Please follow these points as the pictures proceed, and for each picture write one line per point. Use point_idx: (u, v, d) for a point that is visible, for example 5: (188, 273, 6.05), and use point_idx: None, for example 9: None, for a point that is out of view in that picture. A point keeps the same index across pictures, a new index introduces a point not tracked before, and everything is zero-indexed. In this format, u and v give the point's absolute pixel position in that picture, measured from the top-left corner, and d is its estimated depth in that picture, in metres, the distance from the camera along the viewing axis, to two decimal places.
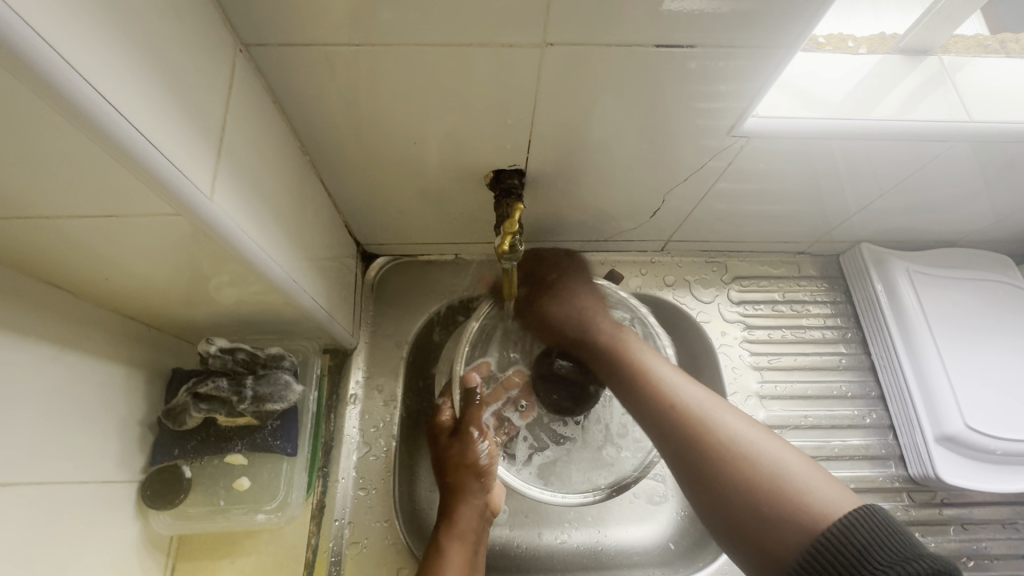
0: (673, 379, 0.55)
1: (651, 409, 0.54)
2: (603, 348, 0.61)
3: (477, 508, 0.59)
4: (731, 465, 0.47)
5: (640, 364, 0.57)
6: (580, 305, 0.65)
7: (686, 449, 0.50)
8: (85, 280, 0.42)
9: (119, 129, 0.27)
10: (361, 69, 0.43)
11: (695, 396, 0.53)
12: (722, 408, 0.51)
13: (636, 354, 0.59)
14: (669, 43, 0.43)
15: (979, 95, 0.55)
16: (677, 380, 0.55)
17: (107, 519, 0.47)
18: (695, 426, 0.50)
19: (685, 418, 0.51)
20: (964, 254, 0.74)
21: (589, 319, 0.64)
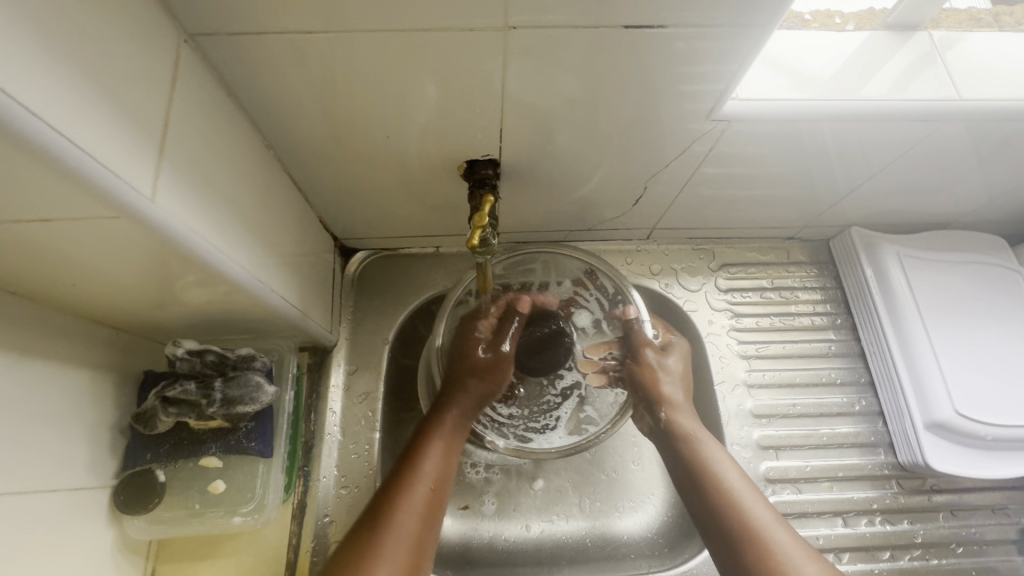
0: (743, 488, 0.53)
1: (717, 516, 0.52)
2: (677, 434, 0.58)
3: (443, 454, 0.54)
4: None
5: (710, 465, 0.54)
6: (661, 359, 0.61)
7: (711, 504, 0.52)
8: (41, 285, 0.41)
9: (37, 131, 0.25)
10: (317, 58, 0.41)
11: (763, 515, 0.50)
12: (791, 534, 0.49)
13: (710, 453, 0.55)
14: (639, 24, 0.41)
15: (971, 72, 0.53)
16: (748, 493, 0.52)
17: (79, 526, 0.46)
18: (726, 492, 0.52)
19: (754, 537, 0.49)
20: (956, 236, 0.73)
21: (661, 380, 0.60)
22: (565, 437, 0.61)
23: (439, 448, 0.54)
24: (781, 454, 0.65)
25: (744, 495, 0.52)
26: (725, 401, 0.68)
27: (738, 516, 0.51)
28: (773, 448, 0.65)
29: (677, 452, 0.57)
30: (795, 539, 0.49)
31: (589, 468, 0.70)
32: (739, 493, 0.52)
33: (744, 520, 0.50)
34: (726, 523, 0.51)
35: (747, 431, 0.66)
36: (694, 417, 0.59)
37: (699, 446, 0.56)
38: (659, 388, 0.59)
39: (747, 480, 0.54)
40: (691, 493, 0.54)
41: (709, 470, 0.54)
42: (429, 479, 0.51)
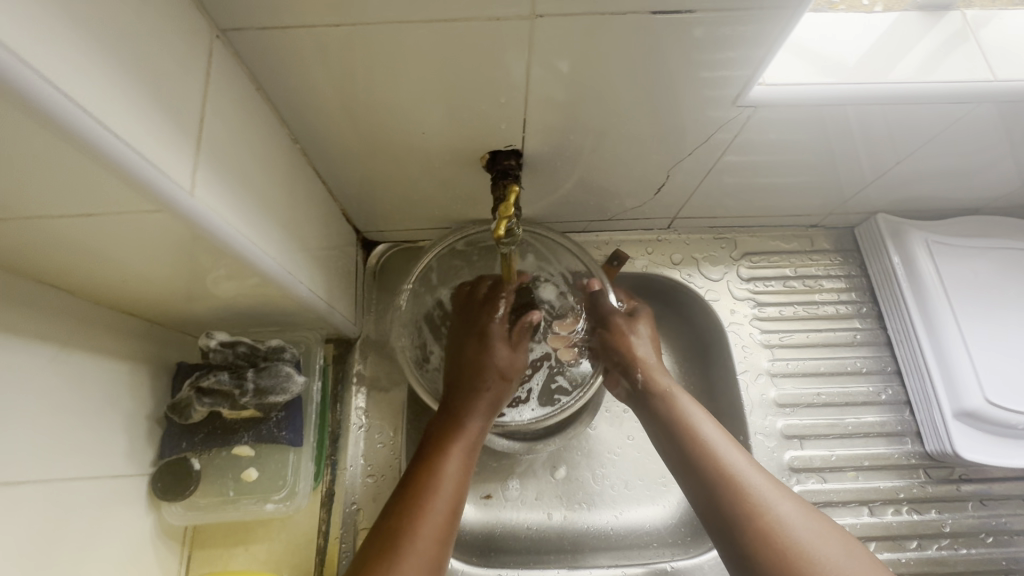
0: (716, 436, 0.52)
1: (696, 468, 0.50)
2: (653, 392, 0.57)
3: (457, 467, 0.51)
4: (777, 540, 0.43)
5: (687, 419, 0.54)
6: (629, 326, 0.63)
7: (684, 454, 0.52)
8: (82, 280, 0.42)
9: (84, 127, 0.26)
10: (343, 52, 0.42)
11: (740, 462, 0.49)
12: (769, 480, 0.48)
13: (684, 406, 0.55)
14: (666, 9, 0.40)
15: (1007, 53, 0.52)
16: (723, 442, 0.51)
17: (120, 512, 0.48)
18: (697, 439, 0.52)
19: (734, 485, 0.47)
20: (987, 222, 0.71)
21: (631, 343, 0.61)
22: (540, 408, 0.63)
23: (454, 457, 0.52)
24: (806, 444, 0.65)
25: (720, 442, 0.51)
26: (747, 390, 0.67)
27: (716, 465, 0.49)
28: (798, 438, 0.65)
29: (655, 409, 0.56)
30: (776, 485, 0.48)
31: (611, 459, 0.70)
32: (715, 442, 0.51)
33: (716, 464, 0.49)
34: (704, 473, 0.49)
35: (770, 420, 0.66)
36: (666, 375, 0.59)
37: (676, 401, 0.56)
38: (633, 353, 0.60)
39: (722, 431, 0.53)
40: (669, 450, 0.53)
41: (683, 422, 0.53)
42: (452, 480, 0.50)
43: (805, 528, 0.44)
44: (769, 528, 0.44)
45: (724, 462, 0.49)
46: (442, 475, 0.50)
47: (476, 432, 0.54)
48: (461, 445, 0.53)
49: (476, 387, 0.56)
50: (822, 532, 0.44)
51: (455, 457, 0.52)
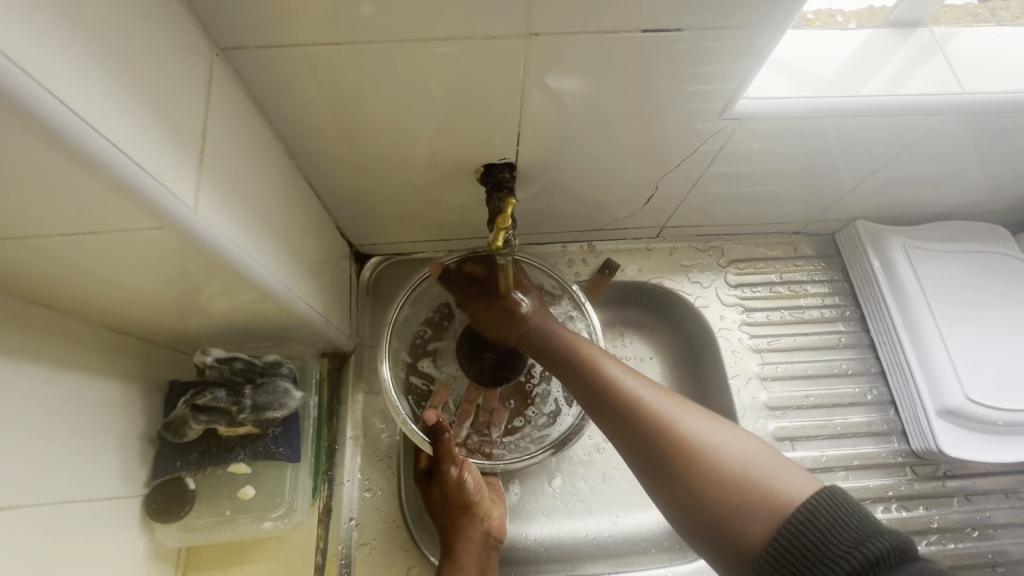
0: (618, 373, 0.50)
1: (593, 395, 0.50)
2: (581, 364, 0.53)
3: None
4: (669, 430, 0.44)
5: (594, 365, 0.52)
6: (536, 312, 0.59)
7: (592, 394, 0.50)
8: (77, 298, 0.41)
9: (93, 145, 0.26)
10: (339, 70, 0.42)
11: (701, 427, 0.43)
12: (669, 398, 0.47)
13: (557, 333, 0.57)
14: (656, 28, 0.42)
15: (971, 66, 0.55)
16: (628, 378, 0.49)
17: (113, 535, 0.47)
18: (576, 361, 0.53)
19: (629, 407, 0.47)
20: (959, 226, 0.74)
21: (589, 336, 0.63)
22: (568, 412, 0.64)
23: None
24: (797, 445, 0.66)
25: (614, 370, 0.50)
26: (739, 395, 0.69)
27: (649, 417, 0.45)
28: (789, 439, 0.66)
29: (578, 376, 0.52)
30: (673, 400, 0.46)
31: (606, 469, 0.71)
32: (628, 388, 0.48)
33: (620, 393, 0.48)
34: (637, 432, 0.45)
35: (762, 423, 0.67)
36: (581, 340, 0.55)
37: (596, 361, 0.52)
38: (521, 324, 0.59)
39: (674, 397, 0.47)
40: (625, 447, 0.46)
41: (618, 390, 0.49)
42: None
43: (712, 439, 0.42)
44: (654, 418, 0.45)
45: (604, 385, 0.50)
46: None
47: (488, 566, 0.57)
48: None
49: (462, 528, 0.57)
50: (729, 435, 0.42)
51: None
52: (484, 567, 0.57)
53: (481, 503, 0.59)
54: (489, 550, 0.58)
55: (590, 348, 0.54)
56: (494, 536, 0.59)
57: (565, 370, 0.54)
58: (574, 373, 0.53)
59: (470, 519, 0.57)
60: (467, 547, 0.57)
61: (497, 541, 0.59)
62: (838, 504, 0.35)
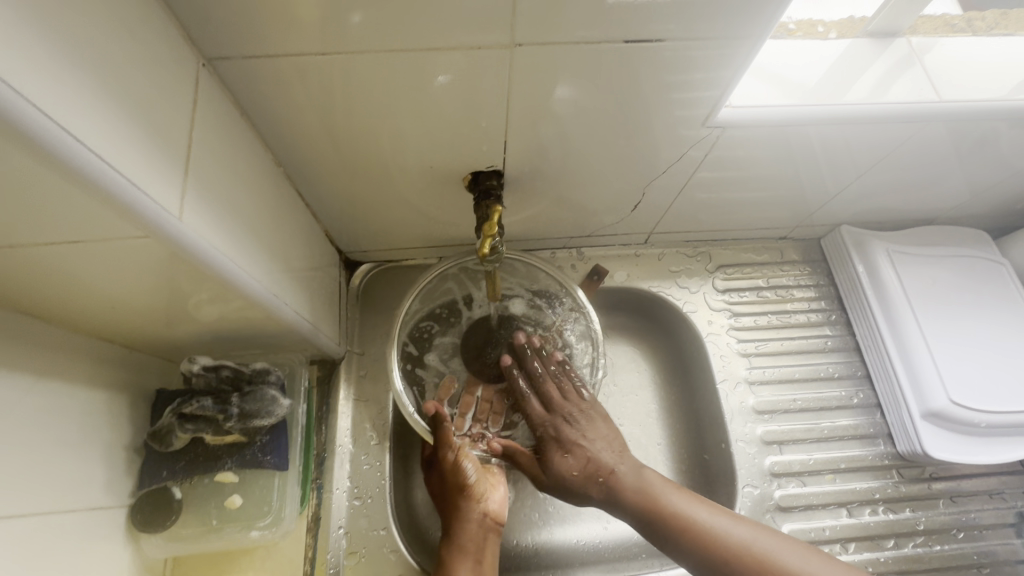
0: (695, 508, 0.54)
1: (680, 540, 0.53)
2: (671, 525, 0.54)
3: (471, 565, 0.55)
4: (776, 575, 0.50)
5: (670, 504, 0.55)
6: (558, 412, 0.61)
7: (680, 541, 0.53)
8: (61, 307, 0.41)
9: (74, 155, 0.26)
10: (324, 79, 0.43)
11: (800, 561, 0.50)
12: (755, 532, 0.53)
13: (621, 481, 0.57)
14: (639, 38, 0.43)
15: (948, 76, 0.56)
16: (706, 513, 0.54)
17: (98, 546, 0.46)
18: (653, 508, 0.55)
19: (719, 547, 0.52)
20: (940, 231, 0.75)
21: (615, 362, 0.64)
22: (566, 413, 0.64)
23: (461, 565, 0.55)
24: (785, 449, 0.67)
25: (695, 510, 0.54)
26: (727, 399, 0.69)
27: (753, 561, 0.51)
28: (777, 443, 0.67)
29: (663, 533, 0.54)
30: (767, 535, 0.53)
31: None
32: (714, 528, 0.53)
33: (717, 546, 0.52)
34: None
35: (751, 427, 0.68)
36: (642, 474, 0.58)
37: (671, 505, 0.55)
38: (565, 463, 0.59)
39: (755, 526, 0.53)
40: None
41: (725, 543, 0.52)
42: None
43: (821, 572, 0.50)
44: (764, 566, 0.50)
45: (694, 527, 0.53)
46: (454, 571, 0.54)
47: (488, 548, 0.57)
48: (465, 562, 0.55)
49: (459, 510, 0.57)
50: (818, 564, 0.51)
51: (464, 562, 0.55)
52: (482, 548, 0.57)
53: (479, 487, 0.60)
54: (488, 536, 0.58)
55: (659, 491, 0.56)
56: (493, 518, 0.59)
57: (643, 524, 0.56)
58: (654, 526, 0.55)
59: (467, 501, 0.58)
60: (467, 528, 0.57)
61: (496, 524, 0.59)
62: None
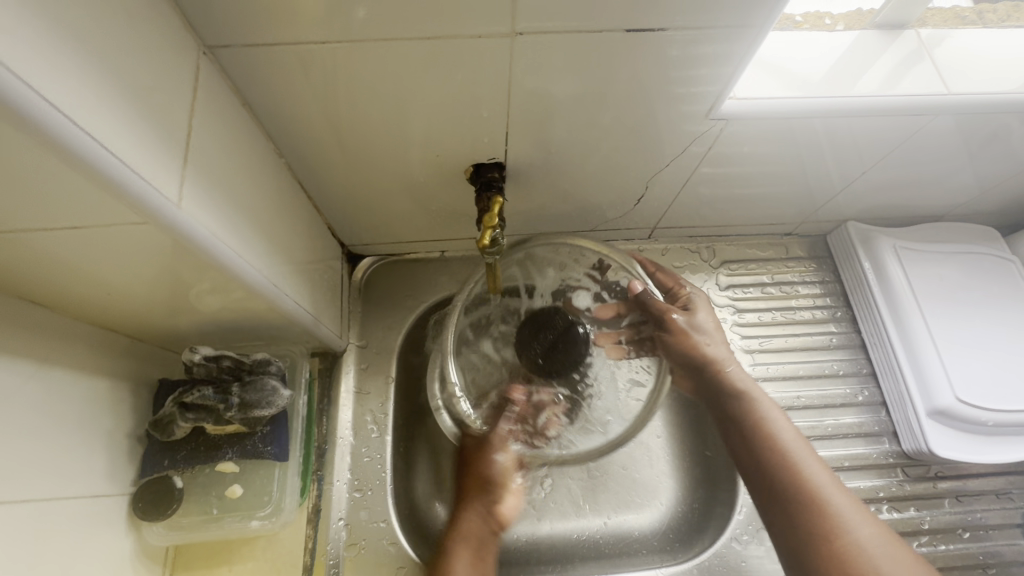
0: (792, 439, 0.54)
1: (752, 452, 0.55)
2: (767, 444, 0.54)
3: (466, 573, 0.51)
4: (825, 519, 0.48)
5: (766, 426, 0.55)
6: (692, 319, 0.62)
7: (750, 448, 0.55)
8: (64, 295, 0.41)
9: (72, 137, 0.26)
10: (324, 68, 0.43)
11: (865, 534, 0.46)
12: (839, 486, 0.50)
13: (757, 400, 0.58)
14: (641, 27, 0.42)
15: (958, 68, 0.55)
16: (809, 459, 0.52)
17: (100, 533, 0.47)
18: (767, 432, 0.55)
19: (796, 474, 0.51)
20: (949, 228, 0.74)
21: (698, 341, 0.61)
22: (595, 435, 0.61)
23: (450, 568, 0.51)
24: None
25: (792, 438, 0.54)
26: None
27: (816, 511, 0.48)
28: None
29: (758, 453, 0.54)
30: (845, 495, 0.49)
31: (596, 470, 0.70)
32: (803, 461, 0.52)
33: (794, 473, 0.51)
34: (795, 515, 0.49)
35: None
36: (766, 400, 0.57)
37: (779, 434, 0.54)
38: (697, 353, 0.61)
39: (835, 478, 0.51)
40: (786, 526, 0.49)
41: (795, 474, 0.51)
42: None
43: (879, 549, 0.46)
44: (811, 502, 0.49)
45: (782, 446, 0.53)
46: (445, 568, 0.51)
47: (488, 551, 0.54)
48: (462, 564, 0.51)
49: (468, 495, 0.56)
50: (885, 545, 0.46)
51: (461, 557, 0.52)
52: (482, 543, 0.54)
53: (505, 479, 0.57)
54: (489, 536, 0.55)
55: (768, 409, 0.57)
56: (501, 520, 0.56)
57: (794, 478, 0.51)
58: (817, 491, 0.49)
59: (480, 493, 0.56)
60: (468, 518, 0.55)
61: (502, 527, 0.56)
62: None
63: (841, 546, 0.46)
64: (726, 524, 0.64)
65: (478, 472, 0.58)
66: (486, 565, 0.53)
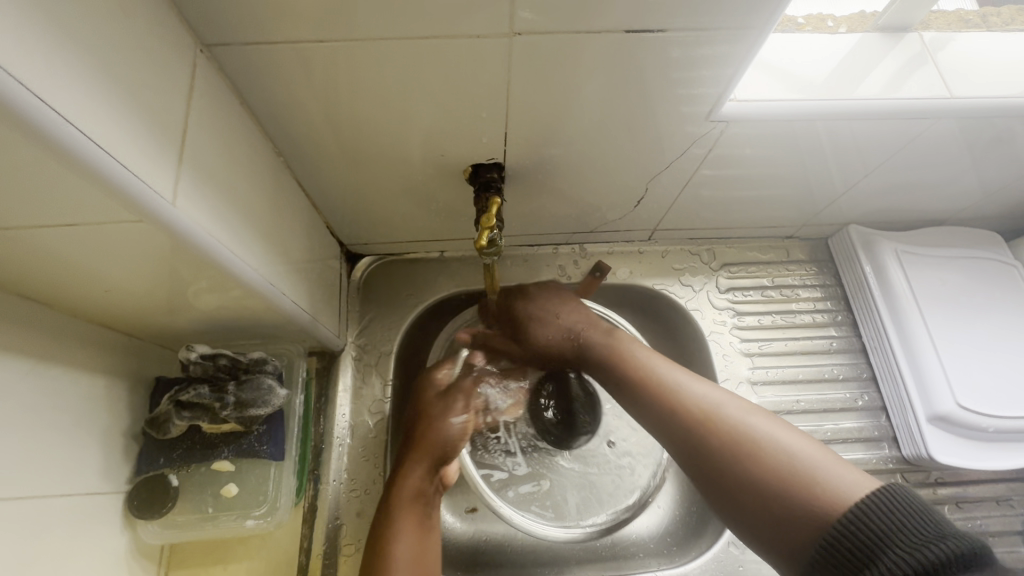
0: (675, 377, 0.52)
1: (633, 390, 0.54)
2: (630, 379, 0.54)
3: (416, 522, 0.53)
4: (724, 437, 0.45)
5: (643, 365, 0.54)
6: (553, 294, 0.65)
7: (637, 386, 0.53)
8: (60, 293, 0.41)
9: (66, 135, 0.26)
10: (323, 68, 0.43)
11: (772, 430, 0.44)
12: (742, 403, 0.47)
13: (633, 350, 0.57)
14: (642, 28, 0.42)
15: (961, 71, 0.55)
16: (710, 392, 0.49)
17: (95, 531, 0.47)
18: (647, 377, 0.53)
19: (682, 409, 0.49)
20: (951, 232, 0.74)
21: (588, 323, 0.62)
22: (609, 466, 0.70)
23: (399, 527, 0.52)
24: None
25: (668, 370, 0.53)
26: None
27: (712, 432, 0.46)
28: None
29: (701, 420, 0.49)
30: (750, 411, 0.46)
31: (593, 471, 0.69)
32: (685, 390, 0.50)
33: (687, 410, 0.48)
34: (703, 447, 0.46)
35: None
36: (642, 345, 0.57)
37: (655, 371, 0.53)
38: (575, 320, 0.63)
39: (754, 409, 0.47)
40: (704, 466, 0.45)
41: (699, 411, 0.48)
42: (407, 539, 0.52)
43: (796, 448, 0.42)
44: (714, 427, 0.46)
45: (687, 395, 0.50)
46: (394, 538, 0.51)
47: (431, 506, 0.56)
48: (409, 518, 0.53)
49: (404, 458, 0.57)
50: (812, 452, 0.42)
51: (407, 524, 0.53)
52: (426, 504, 0.55)
53: (456, 441, 0.59)
54: (427, 490, 0.56)
55: (639, 352, 0.56)
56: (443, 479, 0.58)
57: (696, 431, 0.47)
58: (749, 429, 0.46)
59: (441, 450, 0.58)
60: (407, 482, 0.55)
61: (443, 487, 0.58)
62: (902, 502, 0.36)
63: (744, 446, 0.44)
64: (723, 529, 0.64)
65: (431, 431, 0.58)
66: (430, 524, 0.55)
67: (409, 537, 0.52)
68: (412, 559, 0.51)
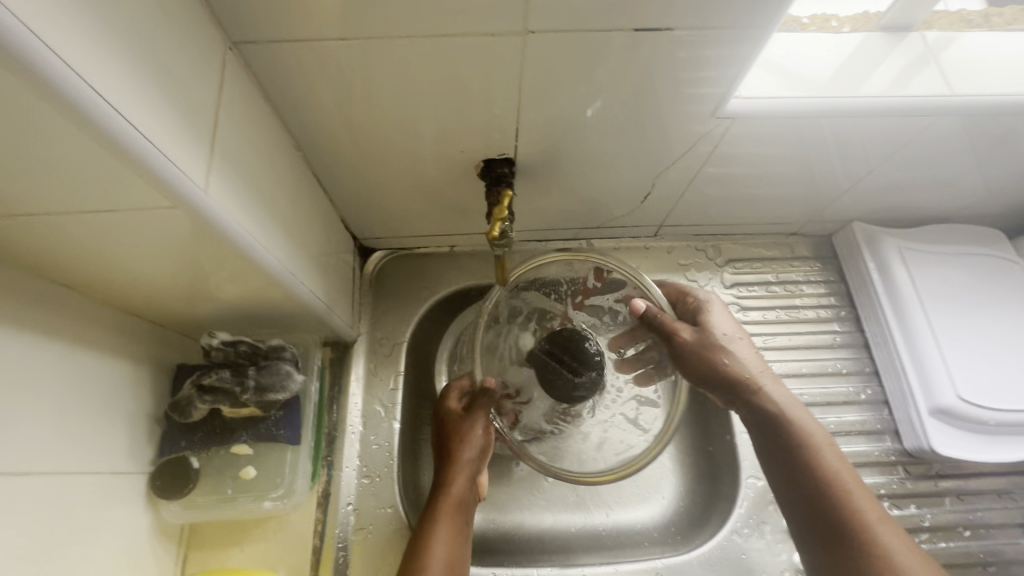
0: (827, 448, 0.53)
1: (778, 443, 0.55)
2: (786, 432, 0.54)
3: (456, 526, 0.57)
4: (854, 533, 0.49)
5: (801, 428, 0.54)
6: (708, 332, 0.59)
7: (784, 440, 0.54)
8: (92, 280, 0.43)
9: (111, 123, 0.28)
10: (343, 64, 0.44)
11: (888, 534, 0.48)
12: (879, 511, 0.50)
13: (776, 394, 0.56)
14: (650, 27, 0.43)
15: (963, 70, 0.56)
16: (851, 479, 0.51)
17: (120, 510, 0.49)
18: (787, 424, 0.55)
19: (820, 473, 0.52)
20: (955, 229, 0.75)
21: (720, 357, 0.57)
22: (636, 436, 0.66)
23: (442, 530, 0.55)
24: None
25: (812, 426, 0.54)
26: None
27: (844, 510, 0.50)
28: None
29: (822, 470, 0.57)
30: (884, 518, 0.49)
31: None
32: (828, 460, 0.52)
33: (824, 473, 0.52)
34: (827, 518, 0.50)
35: None
36: (787, 392, 0.57)
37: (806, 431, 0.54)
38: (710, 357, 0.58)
39: (879, 507, 0.50)
40: (820, 536, 0.50)
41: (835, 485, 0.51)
42: (443, 541, 0.55)
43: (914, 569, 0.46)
44: (838, 504, 0.50)
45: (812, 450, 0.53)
46: (435, 536, 0.55)
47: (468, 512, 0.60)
48: (450, 524, 0.56)
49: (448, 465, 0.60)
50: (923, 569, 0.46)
51: (447, 524, 0.56)
52: (467, 510, 0.59)
53: (487, 455, 0.63)
54: (468, 495, 0.60)
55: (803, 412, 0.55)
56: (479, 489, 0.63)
57: (840, 487, 0.51)
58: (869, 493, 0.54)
59: (477, 462, 0.61)
60: (457, 485, 0.59)
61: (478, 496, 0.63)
62: None
63: (864, 547, 0.48)
64: (726, 519, 0.65)
65: (463, 440, 0.61)
66: (465, 531, 0.58)
67: (445, 540, 0.55)
68: (447, 558, 0.54)
